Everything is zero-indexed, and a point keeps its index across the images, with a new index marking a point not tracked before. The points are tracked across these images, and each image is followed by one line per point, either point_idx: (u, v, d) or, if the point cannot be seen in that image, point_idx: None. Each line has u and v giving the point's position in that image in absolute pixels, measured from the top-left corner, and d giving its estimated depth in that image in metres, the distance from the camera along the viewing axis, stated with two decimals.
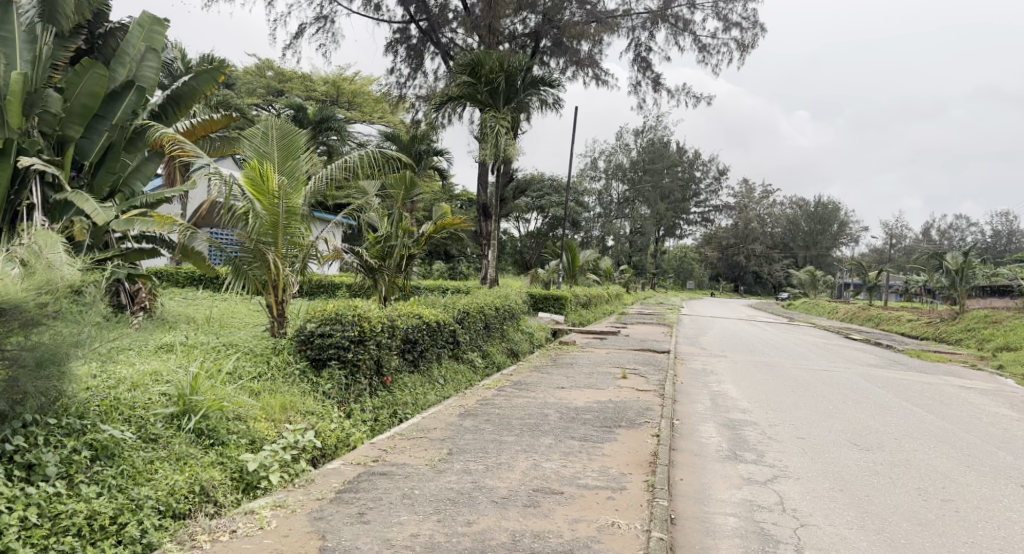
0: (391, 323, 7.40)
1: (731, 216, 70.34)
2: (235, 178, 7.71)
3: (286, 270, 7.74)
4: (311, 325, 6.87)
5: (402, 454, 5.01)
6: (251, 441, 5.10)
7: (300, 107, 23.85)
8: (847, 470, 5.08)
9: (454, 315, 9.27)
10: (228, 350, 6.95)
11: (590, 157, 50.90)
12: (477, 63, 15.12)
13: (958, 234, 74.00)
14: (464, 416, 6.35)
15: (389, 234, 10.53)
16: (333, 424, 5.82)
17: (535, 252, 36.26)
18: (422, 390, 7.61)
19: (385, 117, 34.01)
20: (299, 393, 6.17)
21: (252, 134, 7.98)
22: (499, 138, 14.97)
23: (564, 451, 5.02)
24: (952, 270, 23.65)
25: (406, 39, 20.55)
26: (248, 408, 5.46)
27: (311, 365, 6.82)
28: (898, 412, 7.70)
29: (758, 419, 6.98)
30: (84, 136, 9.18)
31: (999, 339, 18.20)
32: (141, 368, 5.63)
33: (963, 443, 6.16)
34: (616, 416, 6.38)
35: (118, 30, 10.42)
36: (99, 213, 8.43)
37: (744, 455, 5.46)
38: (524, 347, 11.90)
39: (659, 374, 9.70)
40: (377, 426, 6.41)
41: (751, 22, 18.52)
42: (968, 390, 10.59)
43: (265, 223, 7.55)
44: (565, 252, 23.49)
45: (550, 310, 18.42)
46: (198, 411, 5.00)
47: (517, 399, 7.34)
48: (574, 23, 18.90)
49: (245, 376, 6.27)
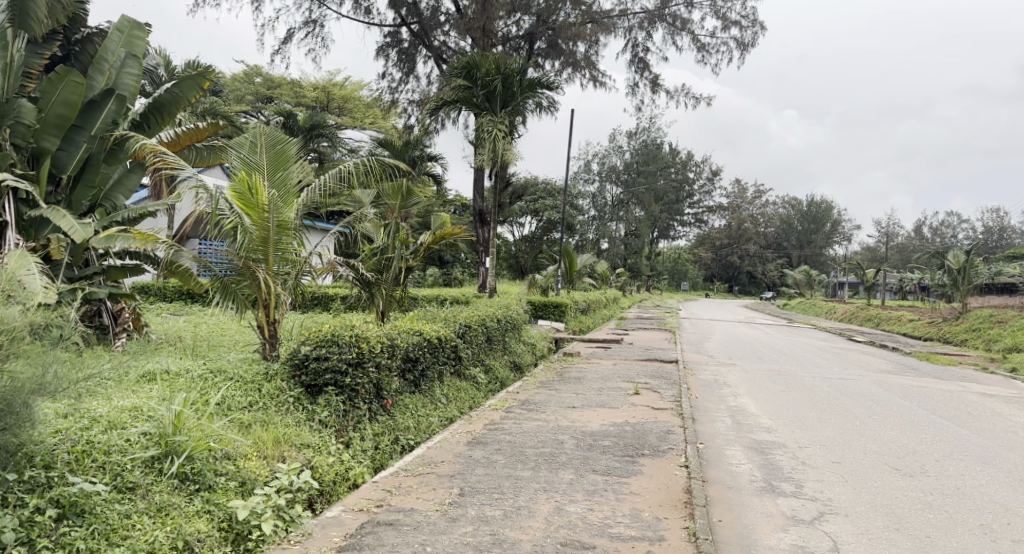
0: (391, 342, 6.87)
1: (724, 218, 70.22)
2: (222, 192, 7.19)
3: (278, 287, 7.21)
4: (305, 349, 6.37)
5: (408, 496, 4.52)
6: (241, 484, 4.61)
7: (288, 114, 23.20)
8: (898, 503, 4.63)
9: (456, 330, 8.77)
10: (215, 378, 6.41)
11: (583, 160, 50.46)
12: (473, 66, 14.66)
13: (950, 232, 74.10)
14: (473, 445, 5.87)
15: (386, 246, 10.13)
16: (331, 458, 5.34)
17: (530, 256, 35.85)
18: (425, 413, 7.08)
19: (378, 122, 33.47)
20: (294, 425, 5.66)
21: (239, 142, 7.49)
22: (496, 143, 14.55)
23: (588, 489, 4.55)
24: (955, 269, 23.23)
25: (397, 43, 20.16)
26: (238, 445, 4.95)
27: (306, 392, 6.32)
28: (931, 428, 7.26)
29: (786, 441, 6.53)
30: (61, 148, 8.69)
31: (1007, 339, 17.85)
32: (120, 404, 5.12)
33: (1010, 464, 5.73)
34: (638, 442, 5.92)
35: (96, 36, 9.88)
36: (76, 230, 7.92)
37: (781, 486, 5.00)
38: (527, 358, 11.42)
39: (672, 388, 9.24)
40: (379, 456, 5.89)
41: (751, 20, 18.18)
42: (991, 397, 10.18)
43: (254, 239, 7.04)
44: (563, 257, 23.06)
45: (550, 318, 17.99)
46: (182, 453, 4.52)
47: (528, 422, 6.85)
48: (570, 24, 18.43)
49: (234, 407, 5.77)
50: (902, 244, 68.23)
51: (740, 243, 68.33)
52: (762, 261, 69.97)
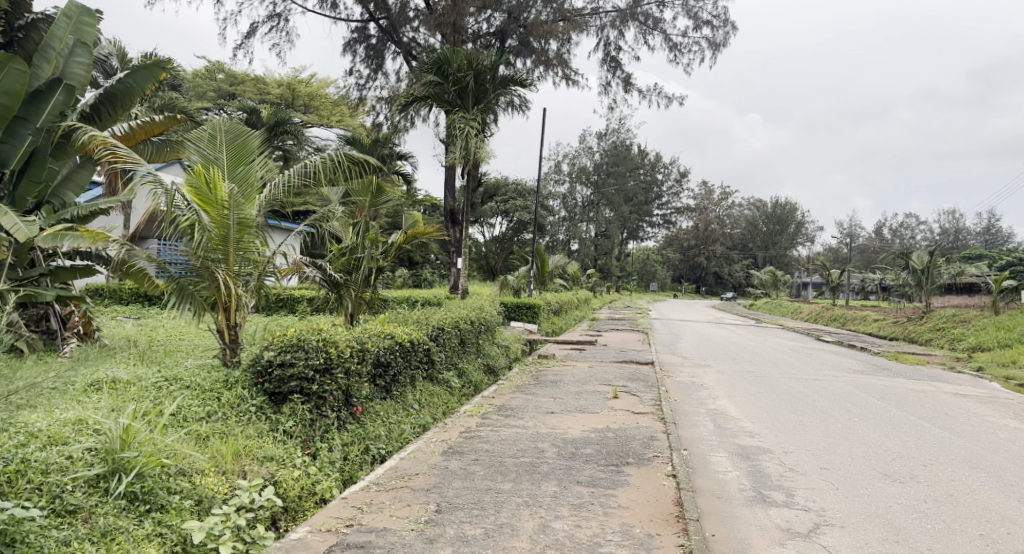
0: (361, 346, 6.51)
1: (692, 219, 70.90)
2: (178, 186, 6.75)
3: (238, 289, 6.79)
4: (269, 354, 5.99)
5: (381, 515, 4.18)
6: (198, 503, 4.23)
7: (252, 111, 22.48)
8: (893, 512, 4.48)
9: (429, 332, 8.43)
10: (170, 387, 5.99)
11: (553, 161, 50.31)
12: (444, 62, 14.32)
13: (908, 234, 76.05)
14: (450, 455, 5.55)
15: (355, 245, 9.72)
16: (297, 472, 4.97)
17: (501, 257, 35.61)
18: (397, 420, 6.72)
19: (345, 120, 32.80)
20: (256, 436, 5.28)
21: (197, 136, 7.08)
22: (468, 141, 14.23)
23: (574, 503, 4.29)
24: (919, 269, 23.64)
25: (365, 39, 19.66)
26: (194, 460, 4.56)
27: (270, 401, 5.94)
28: (912, 430, 7.18)
29: (770, 446, 6.36)
30: (2, 141, 8.07)
31: (970, 339, 18.19)
32: (62, 417, 4.66)
33: (997, 468, 5.64)
34: (621, 450, 5.68)
35: (41, 22, 9.25)
36: (19, 228, 7.38)
37: (772, 496, 4.80)
38: (501, 361, 11.12)
39: (650, 391, 9.03)
40: (348, 468, 5.52)
41: (722, 20, 18.19)
42: (962, 397, 10.24)
43: (213, 238, 6.62)
44: (535, 257, 22.82)
45: (523, 320, 17.75)
46: (131, 470, 4.12)
47: (506, 429, 6.56)
48: (542, 22, 18.19)
49: (190, 418, 5.37)
50: (863, 245, 69.83)
51: (707, 244, 69.09)
52: (729, 263, 70.96)
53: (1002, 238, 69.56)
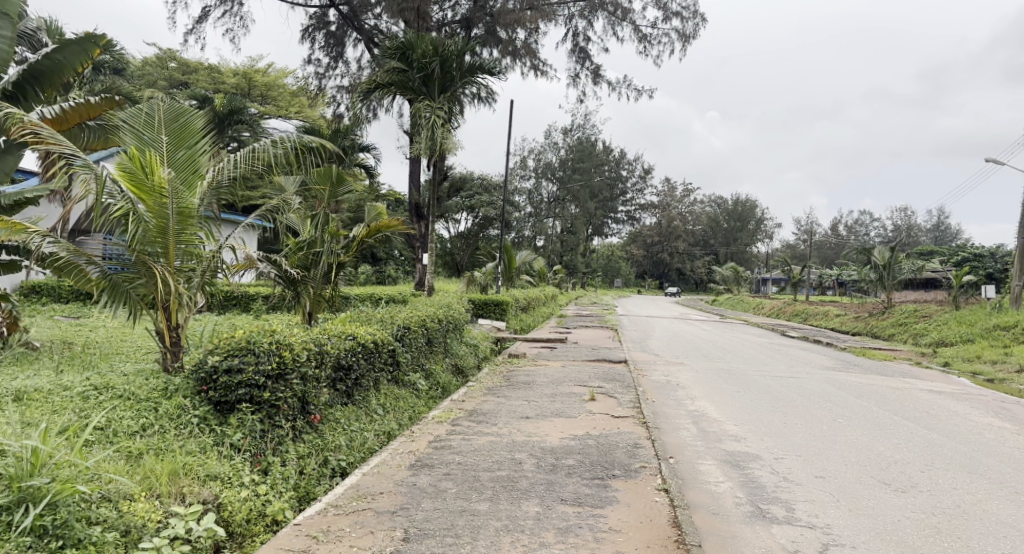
0: (319, 349, 5.93)
1: (655, 216, 71.45)
2: (109, 171, 6.02)
3: (179, 286, 6.13)
4: (213, 360, 5.34)
5: (339, 545, 3.63)
6: (124, 535, 3.61)
7: (205, 99, 21.47)
8: (903, 528, 4.12)
9: (393, 332, 7.85)
10: (99, 398, 5.33)
11: (518, 156, 49.83)
12: (408, 47, 13.68)
13: (863, 230, 77.97)
14: (418, 470, 5.02)
15: (313, 239, 9.00)
16: (244, 492, 4.36)
17: (466, 253, 35.15)
18: (360, 428, 6.14)
19: (303, 112, 31.77)
20: (197, 452, 4.67)
21: (133, 116, 6.37)
22: (434, 131, 13.63)
23: (559, 527, 3.82)
24: (881, 264, 23.80)
25: (324, 26, 18.79)
26: (121, 484, 3.93)
27: (216, 411, 5.32)
28: (901, 432, 6.89)
29: (760, 451, 5.99)
30: None
31: (933, 333, 18.34)
32: None
33: (996, 473, 5.38)
34: (605, 460, 5.22)
35: None
36: None
37: (771, 510, 4.42)
38: (469, 361, 10.59)
39: (628, 392, 8.63)
40: (304, 484, 4.93)
41: (692, 12, 17.92)
42: (937, 394, 10.10)
43: (152, 229, 5.96)
44: (502, 253, 22.33)
45: (491, 317, 17.28)
46: (41, 500, 3.47)
47: (479, 437, 6.05)
48: (509, 10, 17.51)
49: (120, 434, 4.74)
50: (820, 242, 71.38)
51: (670, 240, 69.62)
52: (692, 258, 71.72)
53: (950, 234, 72.08)
